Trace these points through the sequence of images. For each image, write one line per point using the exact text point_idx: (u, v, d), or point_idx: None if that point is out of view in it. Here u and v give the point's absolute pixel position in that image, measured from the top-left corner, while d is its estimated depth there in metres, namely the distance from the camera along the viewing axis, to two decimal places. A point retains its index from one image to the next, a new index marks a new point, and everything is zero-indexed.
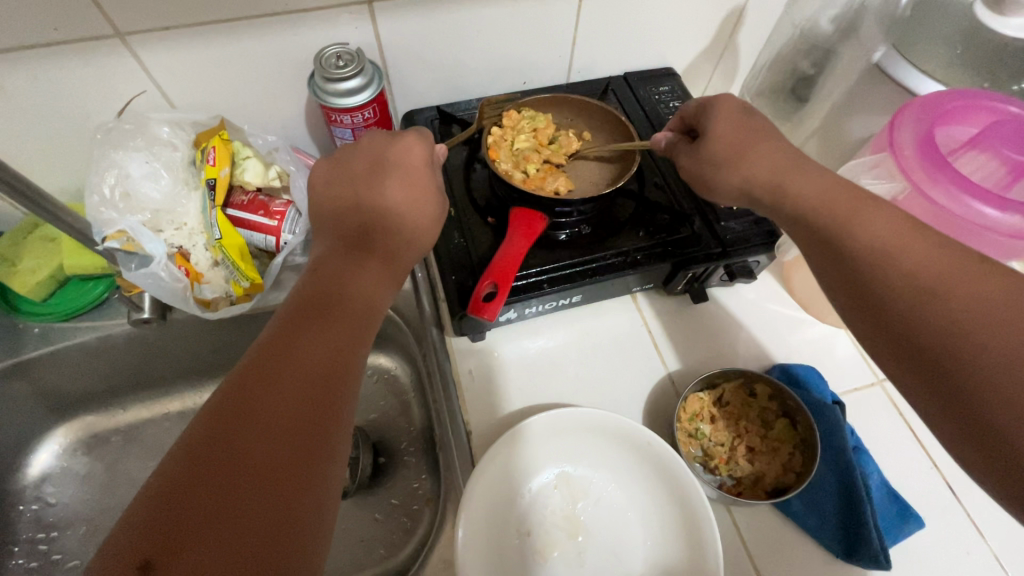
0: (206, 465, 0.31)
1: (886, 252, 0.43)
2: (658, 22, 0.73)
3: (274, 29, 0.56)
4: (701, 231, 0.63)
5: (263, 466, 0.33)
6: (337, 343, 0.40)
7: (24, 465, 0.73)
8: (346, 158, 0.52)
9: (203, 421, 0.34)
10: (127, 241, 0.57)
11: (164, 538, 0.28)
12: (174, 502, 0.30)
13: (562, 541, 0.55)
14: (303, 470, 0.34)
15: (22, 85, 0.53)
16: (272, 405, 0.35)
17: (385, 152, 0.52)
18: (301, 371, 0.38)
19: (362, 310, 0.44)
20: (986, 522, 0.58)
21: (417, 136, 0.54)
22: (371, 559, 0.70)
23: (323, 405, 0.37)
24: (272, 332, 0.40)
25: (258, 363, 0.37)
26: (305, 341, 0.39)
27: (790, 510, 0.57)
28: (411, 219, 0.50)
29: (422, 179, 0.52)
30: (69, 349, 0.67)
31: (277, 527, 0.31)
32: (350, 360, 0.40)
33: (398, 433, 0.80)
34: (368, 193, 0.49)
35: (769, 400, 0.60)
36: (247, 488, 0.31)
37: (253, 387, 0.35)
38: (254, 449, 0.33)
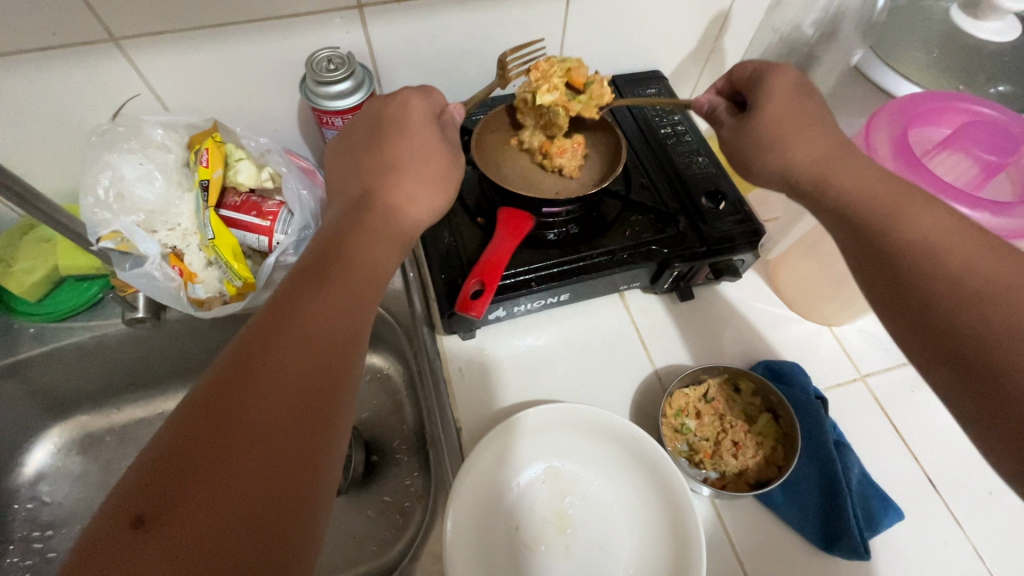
0: (206, 427, 0.32)
1: (933, 254, 0.42)
2: (644, 26, 0.74)
3: (266, 34, 0.57)
4: (686, 230, 0.64)
5: (264, 430, 0.34)
6: (340, 313, 0.41)
7: (19, 464, 0.74)
8: (351, 128, 0.55)
9: (205, 384, 0.35)
10: (122, 242, 0.58)
11: (161, 496, 0.29)
12: (173, 462, 0.31)
13: (550, 535, 0.56)
14: (301, 439, 0.35)
15: (19, 89, 0.54)
16: (274, 371, 0.36)
17: (382, 112, 0.54)
18: (301, 342, 0.38)
19: (362, 284, 0.44)
20: (965, 514, 0.59)
21: (415, 91, 0.56)
22: (364, 554, 0.71)
23: (324, 373, 0.38)
24: (274, 302, 0.40)
25: (261, 329, 0.38)
26: (309, 310, 0.40)
27: (773, 504, 0.58)
28: (412, 175, 0.51)
29: (420, 132, 0.53)
30: (63, 349, 0.68)
31: (275, 490, 0.32)
32: (350, 335, 0.41)
33: (391, 432, 0.81)
34: (371, 153, 0.52)
35: (753, 395, 0.62)
36: (247, 450, 0.32)
37: (256, 352, 0.36)
38: (254, 413, 0.34)
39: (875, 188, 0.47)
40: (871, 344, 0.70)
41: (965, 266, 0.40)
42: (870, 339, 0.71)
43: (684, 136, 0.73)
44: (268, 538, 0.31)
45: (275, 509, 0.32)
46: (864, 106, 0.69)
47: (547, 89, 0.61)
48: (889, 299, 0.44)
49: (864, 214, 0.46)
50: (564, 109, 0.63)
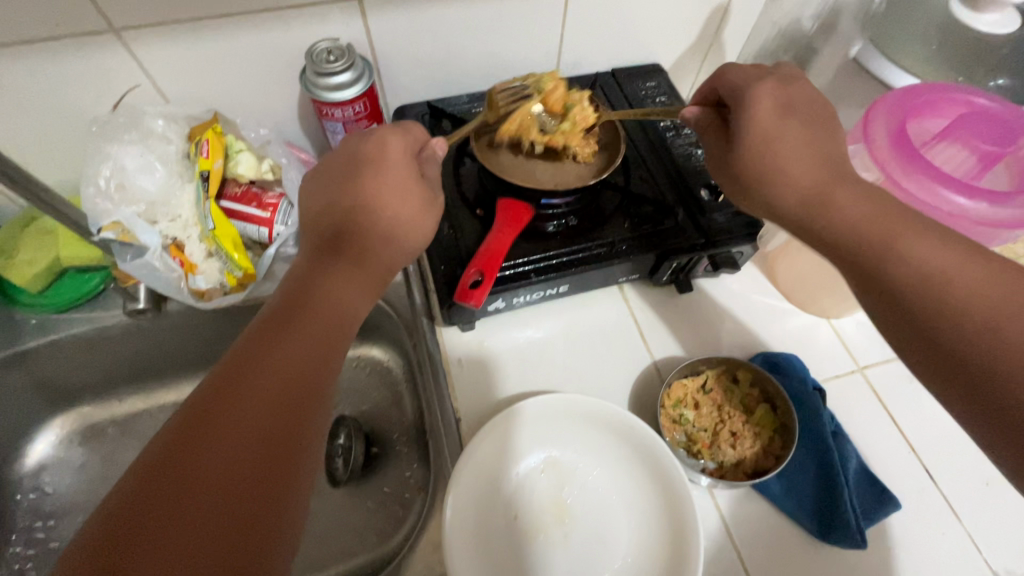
0: (162, 482, 0.32)
1: (937, 279, 0.41)
2: (645, 18, 0.74)
3: (266, 25, 0.57)
4: (684, 222, 0.65)
5: (222, 483, 0.33)
6: (309, 357, 0.41)
7: (22, 454, 0.74)
8: (327, 162, 0.54)
9: (163, 437, 0.34)
10: (122, 233, 0.58)
11: (111, 558, 0.28)
12: (124, 521, 0.30)
13: (549, 524, 0.56)
14: (263, 488, 0.35)
15: (20, 80, 0.55)
16: (236, 422, 0.36)
17: (358, 149, 0.53)
18: (265, 387, 0.38)
19: (333, 324, 0.44)
20: (962, 505, 0.60)
21: (393, 129, 0.54)
22: (364, 545, 0.72)
23: (288, 421, 0.38)
24: (240, 347, 0.40)
25: (223, 376, 0.38)
26: (275, 355, 0.40)
27: (770, 493, 0.58)
28: (389, 216, 0.50)
29: (398, 171, 0.51)
30: (65, 340, 0.68)
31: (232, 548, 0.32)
32: (318, 377, 0.41)
33: (391, 424, 0.81)
34: (346, 193, 0.50)
35: (751, 386, 0.62)
36: (205, 505, 0.32)
37: (218, 402, 0.36)
38: (213, 465, 0.33)
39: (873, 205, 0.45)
40: (870, 337, 0.70)
41: (972, 288, 0.39)
42: (869, 332, 0.71)
43: (684, 129, 0.73)
44: None
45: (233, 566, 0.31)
46: (864, 98, 0.69)
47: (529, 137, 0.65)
48: (889, 310, 0.43)
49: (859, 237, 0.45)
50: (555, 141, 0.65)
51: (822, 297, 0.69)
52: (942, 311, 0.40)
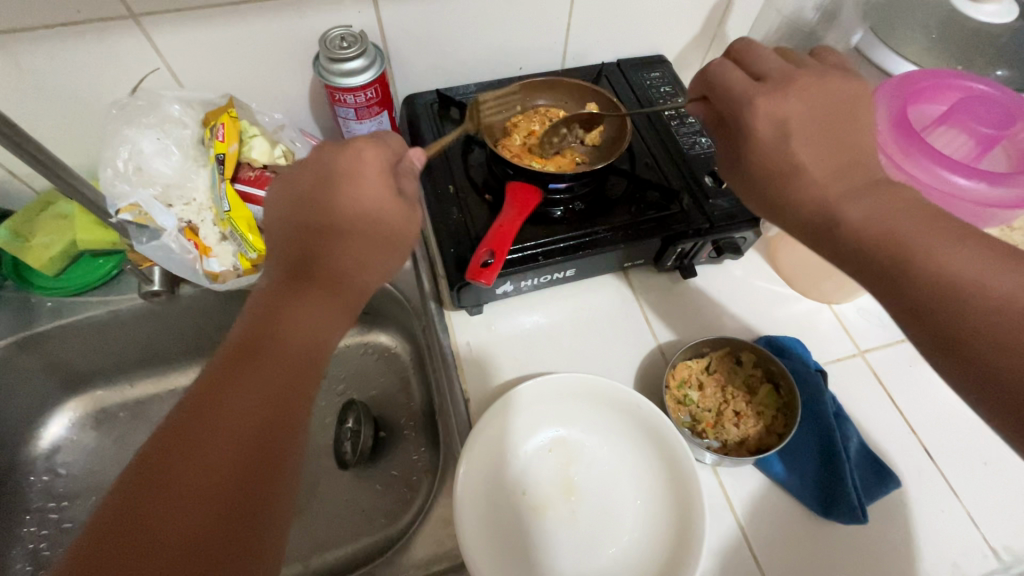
0: (121, 543, 0.32)
1: (967, 289, 0.36)
2: (650, 9, 0.76)
3: (281, 12, 0.59)
4: (689, 207, 0.66)
5: (175, 548, 0.33)
6: (269, 400, 0.40)
7: (36, 436, 0.75)
8: (293, 175, 0.50)
9: (116, 500, 0.34)
10: (139, 215, 0.59)
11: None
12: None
13: (556, 501, 0.57)
14: (224, 542, 0.34)
15: (40, 64, 0.56)
16: (193, 476, 0.35)
17: (330, 164, 0.49)
18: (223, 434, 0.37)
19: (299, 356, 0.43)
20: (961, 483, 0.61)
21: (369, 140, 0.51)
22: (371, 527, 0.73)
23: (246, 473, 0.37)
24: (198, 390, 0.39)
25: (180, 426, 0.37)
26: (232, 402, 0.39)
27: (773, 470, 0.59)
28: (359, 237, 0.48)
29: (372, 187, 0.48)
30: (80, 322, 0.70)
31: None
32: (282, 416, 0.40)
33: (398, 409, 0.82)
34: (314, 212, 0.47)
35: (754, 367, 0.63)
36: (159, 575, 0.32)
37: (171, 459, 0.35)
38: (166, 528, 0.33)
39: (896, 207, 0.41)
40: (870, 321, 0.72)
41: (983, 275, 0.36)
42: (869, 317, 0.72)
43: (688, 118, 0.75)
44: None
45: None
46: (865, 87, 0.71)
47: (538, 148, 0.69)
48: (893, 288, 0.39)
49: (876, 242, 0.40)
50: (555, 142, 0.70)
51: (823, 283, 0.71)
52: (973, 323, 0.35)
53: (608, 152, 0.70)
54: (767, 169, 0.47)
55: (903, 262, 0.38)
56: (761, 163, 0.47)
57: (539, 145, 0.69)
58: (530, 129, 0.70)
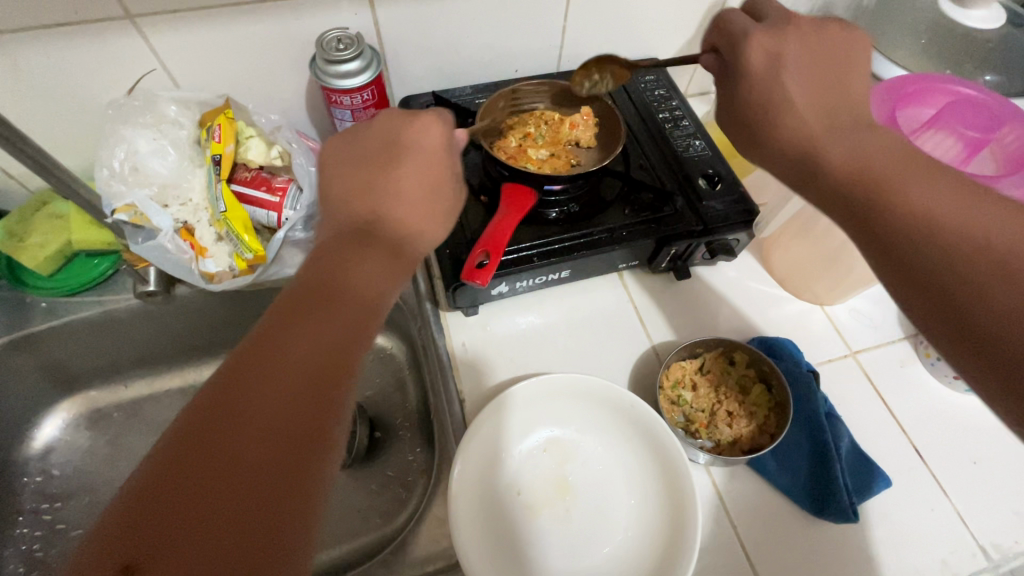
0: (186, 479, 0.30)
1: (934, 227, 0.36)
2: (645, 13, 0.76)
3: (278, 14, 0.59)
4: (683, 209, 0.67)
5: (245, 473, 0.32)
6: (336, 339, 0.38)
7: (29, 437, 0.75)
8: (357, 137, 0.50)
9: (187, 419, 0.33)
10: (135, 215, 0.60)
11: (144, 542, 0.28)
12: (149, 509, 0.29)
13: (551, 500, 0.58)
14: (285, 486, 0.33)
15: (37, 64, 0.56)
16: (256, 417, 0.33)
17: (398, 134, 0.50)
18: (284, 377, 0.35)
19: (357, 307, 0.41)
20: (950, 482, 0.62)
21: (436, 114, 0.51)
22: (367, 526, 0.73)
23: (313, 410, 0.35)
24: (257, 330, 0.37)
25: (240, 366, 0.35)
26: (298, 337, 0.37)
27: (766, 470, 0.60)
28: (416, 204, 0.48)
29: (434, 166, 0.50)
30: (75, 322, 0.69)
31: (258, 542, 0.30)
32: (342, 363, 0.38)
33: (394, 409, 0.83)
34: (376, 180, 0.48)
35: (747, 367, 0.64)
36: (226, 514, 0.30)
37: (241, 385, 0.34)
38: (236, 454, 0.32)
39: (876, 154, 0.41)
40: (862, 323, 0.72)
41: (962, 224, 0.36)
42: (861, 318, 0.73)
43: (681, 120, 0.75)
44: None
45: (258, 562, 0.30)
46: None
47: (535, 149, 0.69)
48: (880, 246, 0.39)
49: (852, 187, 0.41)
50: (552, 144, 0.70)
51: (814, 283, 0.72)
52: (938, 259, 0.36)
53: (605, 154, 0.71)
54: (772, 156, 0.45)
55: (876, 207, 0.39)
56: (768, 142, 0.45)
57: (535, 146, 0.70)
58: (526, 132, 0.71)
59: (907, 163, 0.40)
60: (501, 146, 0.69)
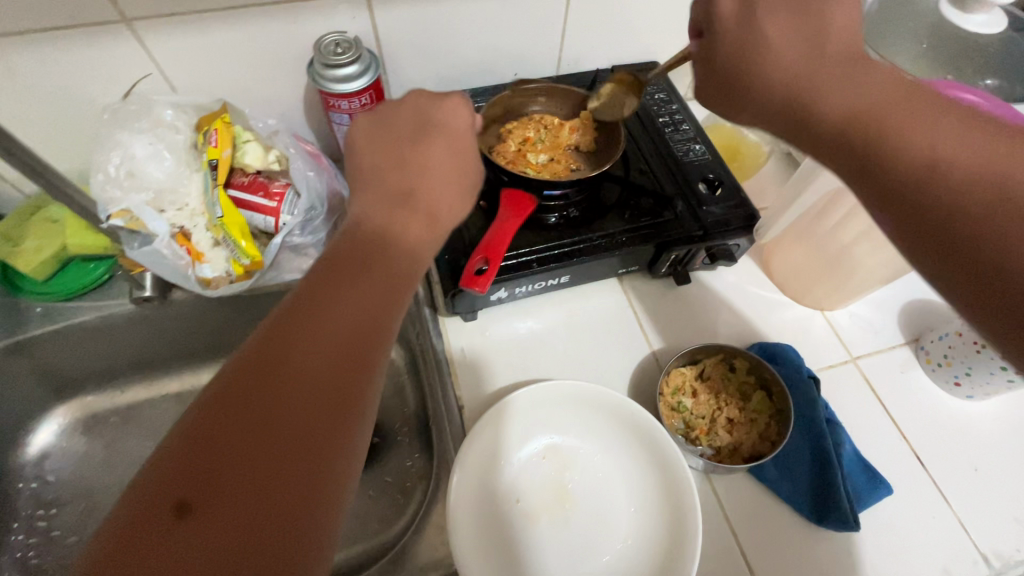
0: (237, 417, 0.31)
1: (947, 176, 0.32)
2: (645, 17, 0.76)
3: (276, 18, 0.59)
4: (683, 214, 0.66)
5: (289, 421, 0.32)
6: (376, 298, 0.38)
7: (25, 443, 0.75)
8: (386, 113, 0.50)
9: (232, 367, 0.33)
10: (131, 220, 0.59)
11: (195, 482, 0.29)
12: (198, 451, 0.30)
13: (550, 507, 0.57)
14: (331, 428, 0.33)
15: (32, 68, 0.55)
16: (305, 363, 0.34)
17: (430, 110, 0.50)
18: (331, 328, 0.36)
19: (398, 270, 0.42)
20: (952, 489, 0.61)
21: (463, 97, 0.51)
22: (365, 533, 0.72)
23: (354, 366, 0.36)
24: (304, 284, 0.38)
25: (288, 315, 0.36)
26: (339, 298, 0.37)
27: (766, 476, 0.60)
28: (452, 180, 0.48)
29: (464, 145, 0.50)
30: (70, 327, 0.69)
31: (302, 487, 0.31)
32: (384, 319, 0.38)
33: (392, 414, 0.82)
34: (410, 152, 0.48)
35: (748, 373, 0.63)
36: (277, 450, 0.31)
37: (285, 337, 0.34)
38: (281, 405, 0.32)
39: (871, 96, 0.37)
40: (863, 328, 0.72)
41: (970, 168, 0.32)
42: (861, 323, 0.72)
43: (682, 124, 0.75)
44: (294, 531, 0.30)
45: (301, 506, 0.31)
46: None
47: (534, 153, 0.69)
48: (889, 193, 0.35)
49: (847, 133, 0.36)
50: (551, 148, 0.70)
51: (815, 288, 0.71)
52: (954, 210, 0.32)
53: (604, 158, 0.70)
54: None
55: (874, 156, 0.35)
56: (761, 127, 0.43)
57: (534, 150, 0.70)
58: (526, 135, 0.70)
59: (911, 99, 0.36)
60: (500, 149, 0.68)
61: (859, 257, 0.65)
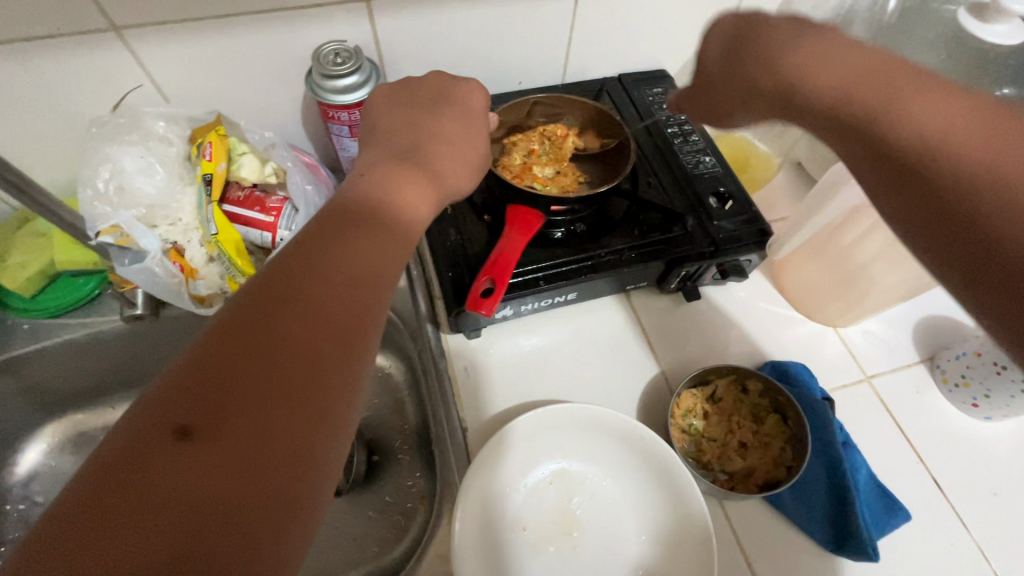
0: (248, 341, 0.30)
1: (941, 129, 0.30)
2: (654, 25, 0.74)
3: (272, 26, 0.56)
4: (694, 229, 0.64)
5: (300, 352, 0.31)
6: (382, 246, 0.39)
7: (11, 464, 0.72)
8: (410, 87, 0.55)
9: (240, 301, 0.32)
10: (121, 236, 0.57)
11: (203, 407, 0.28)
12: (205, 372, 0.29)
13: (558, 536, 0.55)
14: (342, 360, 0.33)
15: (16, 79, 0.53)
16: (316, 295, 0.34)
17: (448, 90, 0.55)
18: (341, 266, 0.36)
19: (406, 224, 0.43)
20: (970, 515, 0.59)
21: (479, 83, 0.56)
22: (365, 556, 0.70)
23: (364, 303, 0.36)
24: (312, 227, 0.38)
25: (296, 253, 0.36)
26: (348, 242, 0.38)
27: (780, 503, 0.58)
28: (457, 148, 0.51)
29: (476, 122, 0.54)
30: (58, 345, 0.67)
31: (309, 416, 0.30)
32: (393, 267, 0.39)
33: (392, 432, 0.80)
34: (425, 120, 0.52)
35: (760, 395, 0.61)
36: (288, 375, 0.30)
37: (295, 275, 0.34)
38: (292, 333, 0.32)
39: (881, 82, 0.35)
40: (875, 346, 0.70)
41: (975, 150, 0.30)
42: (875, 341, 0.71)
43: (691, 135, 0.73)
44: (299, 457, 0.29)
45: (309, 436, 0.30)
46: None
47: (540, 168, 0.68)
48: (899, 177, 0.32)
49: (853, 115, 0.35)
50: (557, 162, 0.69)
51: (828, 305, 0.69)
52: (958, 183, 0.29)
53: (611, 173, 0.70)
54: None
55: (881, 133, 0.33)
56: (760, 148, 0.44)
57: (539, 165, 0.68)
58: (531, 148, 0.69)
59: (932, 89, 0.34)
60: (505, 162, 0.67)
61: (876, 274, 0.63)
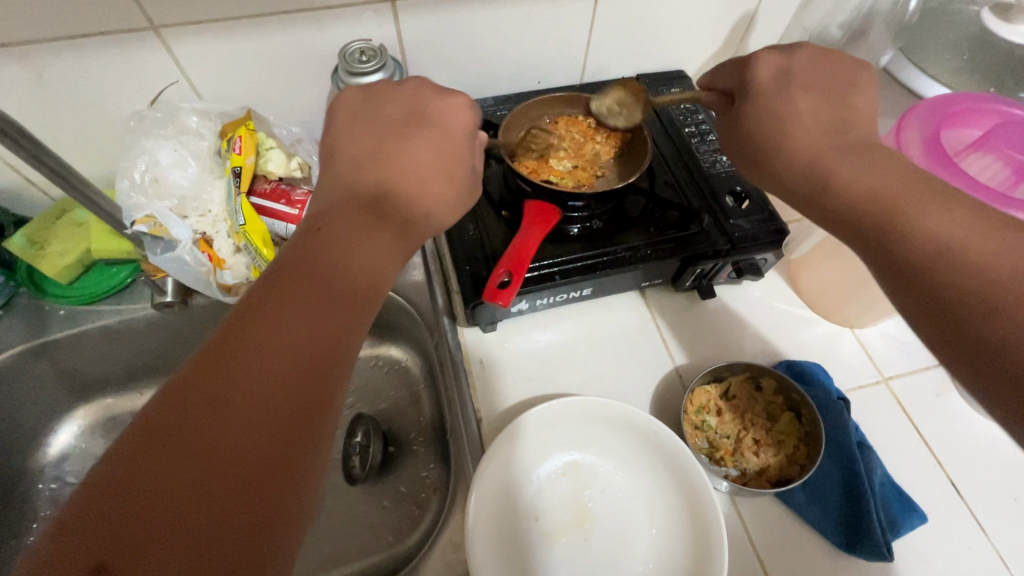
0: (173, 450, 0.30)
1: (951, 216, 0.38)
2: (674, 26, 0.75)
3: (302, 26, 0.58)
4: (710, 227, 0.64)
5: (231, 458, 0.31)
6: (327, 320, 0.38)
7: (44, 444, 0.75)
8: (383, 102, 0.52)
9: (159, 410, 0.31)
10: (154, 226, 0.59)
11: (121, 533, 0.26)
12: (124, 492, 0.28)
13: (570, 527, 0.56)
14: (280, 457, 0.32)
15: (60, 74, 0.56)
16: (248, 388, 0.33)
17: (425, 106, 0.52)
18: (280, 351, 0.35)
19: (361, 285, 0.42)
20: (990, 521, 0.59)
21: (468, 99, 0.53)
22: (380, 543, 0.71)
23: (305, 389, 0.35)
24: (247, 306, 0.37)
25: (229, 341, 0.35)
26: (287, 319, 0.37)
27: (793, 501, 0.58)
28: (423, 184, 0.48)
29: (447, 140, 0.50)
30: (91, 331, 0.69)
31: (245, 526, 0.30)
32: (340, 341, 0.38)
33: (408, 424, 0.81)
34: (393, 144, 0.49)
35: (775, 394, 0.61)
36: (216, 485, 0.29)
37: (225, 372, 0.33)
38: (223, 435, 0.31)
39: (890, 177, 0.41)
40: (894, 347, 0.70)
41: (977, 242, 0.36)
42: (893, 342, 0.70)
43: (709, 135, 0.73)
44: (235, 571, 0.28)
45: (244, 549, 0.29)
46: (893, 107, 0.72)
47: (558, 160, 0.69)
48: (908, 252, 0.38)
49: (864, 222, 0.41)
50: (575, 156, 0.70)
51: (846, 305, 0.69)
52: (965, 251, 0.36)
53: (627, 167, 0.70)
54: (799, 181, 0.45)
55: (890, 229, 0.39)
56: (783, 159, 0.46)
57: (556, 158, 0.69)
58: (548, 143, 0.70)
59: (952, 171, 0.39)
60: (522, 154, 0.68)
61: None
